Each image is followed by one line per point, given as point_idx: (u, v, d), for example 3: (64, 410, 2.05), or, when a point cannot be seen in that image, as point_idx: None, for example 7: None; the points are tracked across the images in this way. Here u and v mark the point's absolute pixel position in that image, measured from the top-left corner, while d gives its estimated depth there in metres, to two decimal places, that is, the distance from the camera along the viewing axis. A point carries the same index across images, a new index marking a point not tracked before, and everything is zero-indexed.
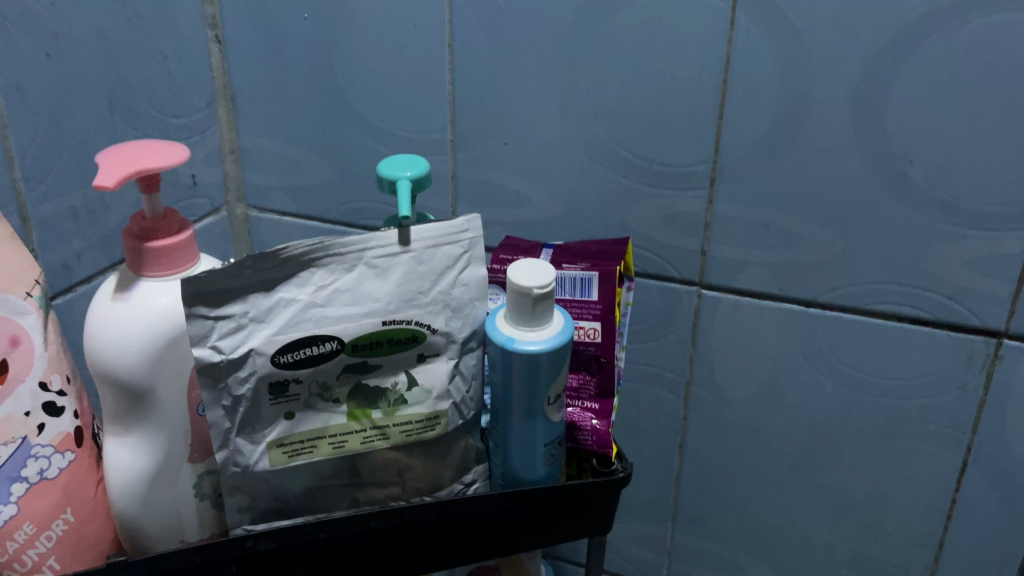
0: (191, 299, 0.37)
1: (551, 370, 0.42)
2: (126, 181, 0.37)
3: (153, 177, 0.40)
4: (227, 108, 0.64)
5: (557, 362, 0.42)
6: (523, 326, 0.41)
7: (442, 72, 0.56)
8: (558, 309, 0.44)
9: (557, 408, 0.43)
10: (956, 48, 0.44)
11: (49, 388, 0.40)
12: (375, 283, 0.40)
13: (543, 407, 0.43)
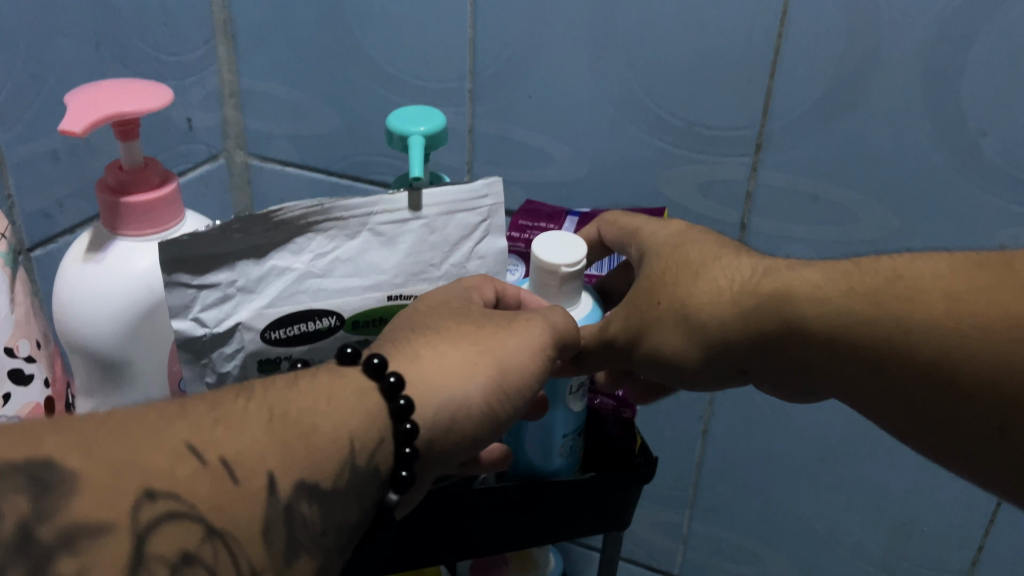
0: (171, 266, 0.32)
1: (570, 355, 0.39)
2: (96, 127, 0.32)
3: (132, 123, 0.35)
4: (227, 46, 0.59)
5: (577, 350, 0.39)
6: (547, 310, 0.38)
7: (462, 14, 0.50)
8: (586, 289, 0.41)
9: (579, 396, 0.40)
10: None
11: (15, 354, 0.36)
12: (384, 252, 0.36)
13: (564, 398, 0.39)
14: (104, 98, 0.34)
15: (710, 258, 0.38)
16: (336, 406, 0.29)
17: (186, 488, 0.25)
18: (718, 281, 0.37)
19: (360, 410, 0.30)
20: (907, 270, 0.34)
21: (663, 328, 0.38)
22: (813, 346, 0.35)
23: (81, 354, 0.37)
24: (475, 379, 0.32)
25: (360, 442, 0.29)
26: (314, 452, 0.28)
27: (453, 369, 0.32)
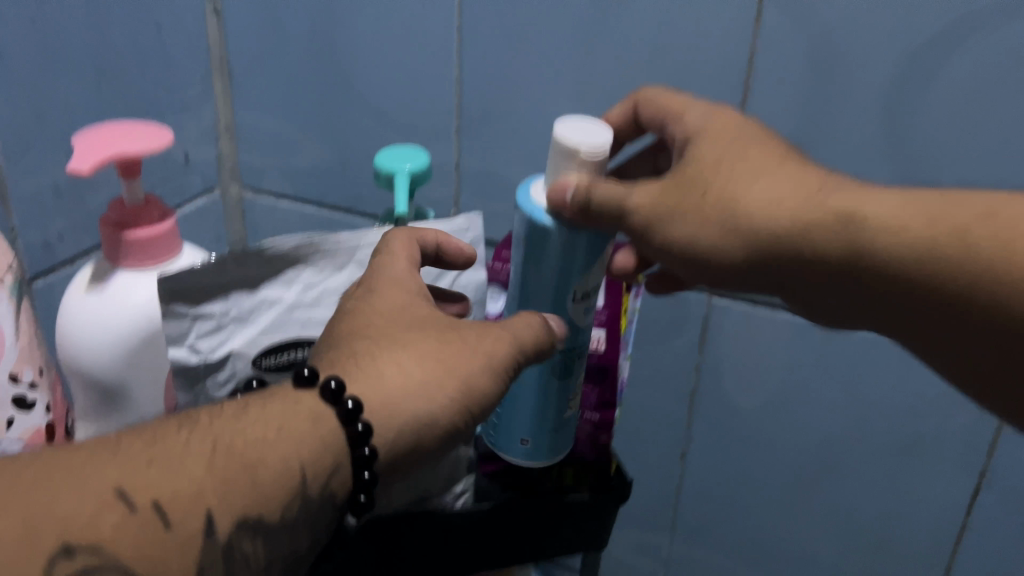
0: (168, 296, 0.34)
1: (581, 257, 0.38)
2: (104, 166, 0.34)
3: (134, 163, 0.37)
4: (223, 83, 0.61)
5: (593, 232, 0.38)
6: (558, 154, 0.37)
7: (449, 54, 0.53)
8: None
9: (585, 310, 0.40)
10: (999, 52, 0.42)
11: (20, 381, 0.37)
12: (369, 272, 0.38)
13: (569, 300, 0.39)
14: (107, 139, 0.35)
15: (761, 157, 0.36)
16: (285, 436, 0.30)
17: (108, 540, 0.26)
18: (772, 182, 0.35)
19: (309, 439, 0.31)
20: (983, 199, 0.33)
21: (710, 229, 0.36)
22: (859, 268, 0.34)
23: (84, 379, 0.38)
24: (433, 401, 0.33)
25: (309, 472, 0.31)
26: (256, 488, 0.29)
27: (412, 388, 0.33)
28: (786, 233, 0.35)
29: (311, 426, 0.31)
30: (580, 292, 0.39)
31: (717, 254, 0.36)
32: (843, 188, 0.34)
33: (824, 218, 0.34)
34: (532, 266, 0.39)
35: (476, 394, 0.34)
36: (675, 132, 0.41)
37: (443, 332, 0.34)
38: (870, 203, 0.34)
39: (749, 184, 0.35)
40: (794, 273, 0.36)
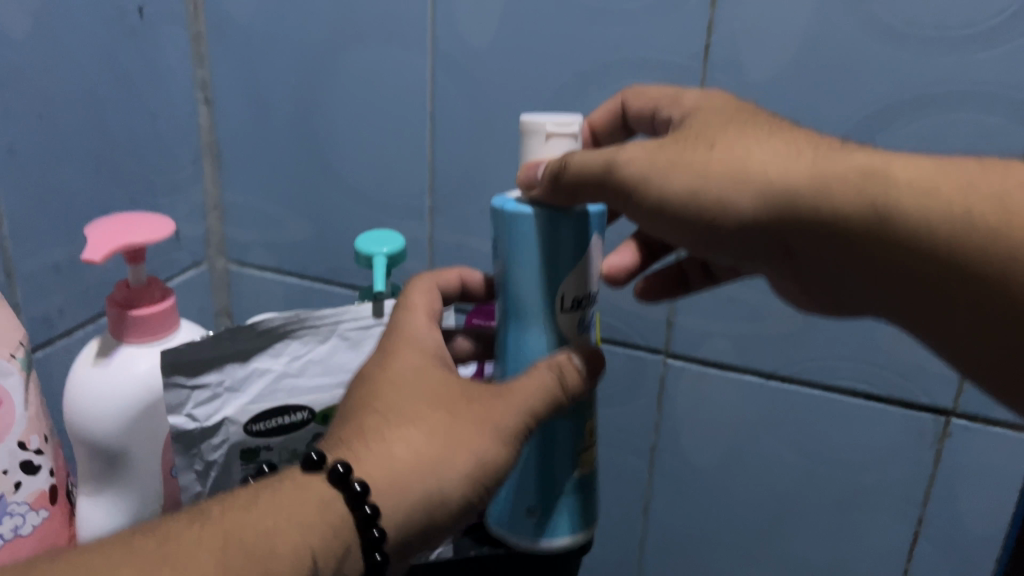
0: (169, 370, 0.38)
1: (568, 257, 0.41)
2: (115, 255, 0.38)
3: (140, 250, 0.41)
4: (213, 165, 0.66)
5: (578, 238, 0.41)
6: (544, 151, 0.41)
7: (423, 141, 0.58)
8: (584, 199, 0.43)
9: (574, 312, 0.42)
10: (907, 143, 0.48)
11: (26, 447, 0.41)
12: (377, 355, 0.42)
13: (560, 307, 0.42)
14: (117, 229, 0.40)
15: (755, 137, 0.37)
16: (294, 525, 0.32)
17: None
18: (768, 151, 0.36)
19: (319, 527, 0.33)
20: (958, 168, 0.34)
21: (721, 199, 0.36)
22: (873, 238, 0.34)
23: (88, 444, 0.42)
24: (446, 473, 0.35)
25: (321, 556, 0.33)
26: (270, 575, 0.31)
27: (423, 464, 0.35)
28: (782, 197, 0.35)
29: (323, 512, 0.34)
30: (571, 296, 0.42)
31: (718, 199, 0.36)
32: (831, 164, 0.35)
33: (826, 187, 0.34)
34: (521, 288, 0.42)
35: (487, 460, 0.36)
36: (673, 113, 0.43)
37: (453, 405, 0.37)
38: (854, 155, 0.35)
39: (758, 150, 0.36)
40: (795, 238, 0.36)
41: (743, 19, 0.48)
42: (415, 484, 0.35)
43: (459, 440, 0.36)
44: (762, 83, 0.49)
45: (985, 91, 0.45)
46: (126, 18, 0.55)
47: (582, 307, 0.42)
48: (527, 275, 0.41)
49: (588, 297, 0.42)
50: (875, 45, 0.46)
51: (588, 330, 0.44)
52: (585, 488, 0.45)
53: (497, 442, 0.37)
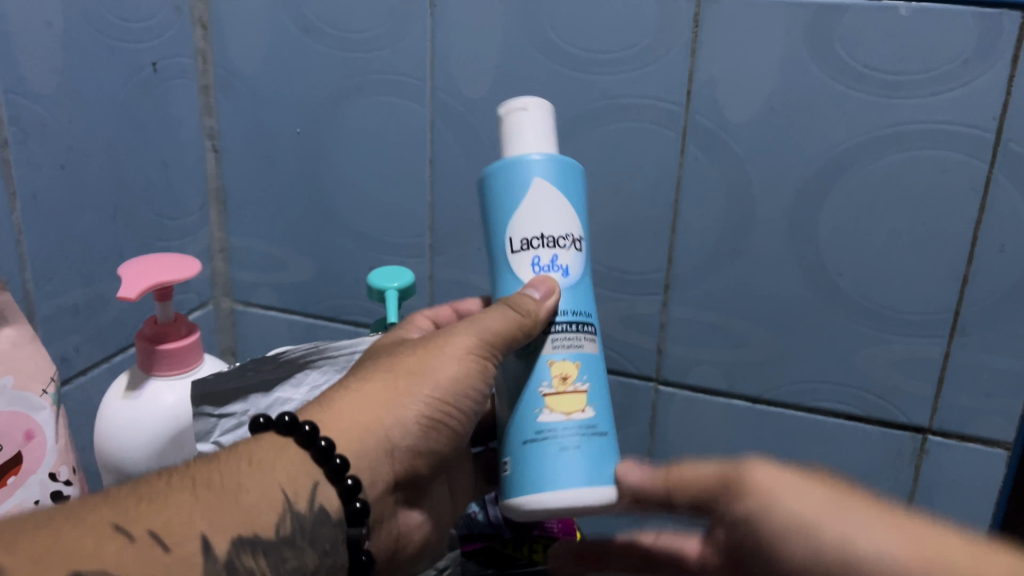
0: (199, 398, 0.42)
1: (511, 199, 0.43)
2: (147, 292, 0.43)
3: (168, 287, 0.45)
4: (219, 211, 0.68)
5: (518, 180, 0.43)
6: (522, 122, 0.44)
7: (423, 184, 0.61)
8: (562, 163, 0.44)
9: (524, 257, 0.43)
10: (875, 178, 0.51)
11: (57, 478, 0.43)
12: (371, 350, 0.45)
13: (509, 249, 0.43)
14: (147, 270, 0.44)
15: (781, 466, 0.36)
16: (257, 467, 0.37)
17: (115, 562, 0.31)
18: (796, 484, 0.35)
19: (284, 465, 0.38)
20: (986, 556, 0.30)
21: (749, 497, 0.35)
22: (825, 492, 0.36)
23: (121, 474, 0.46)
24: (390, 405, 0.40)
25: (291, 491, 0.37)
26: (241, 506, 0.35)
27: (367, 401, 0.40)
28: (866, 525, 0.32)
29: (279, 454, 0.38)
30: (517, 237, 0.43)
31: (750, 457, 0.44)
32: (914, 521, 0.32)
33: (898, 529, 0.32)
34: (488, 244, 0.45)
35: (432, 387, 0.41)
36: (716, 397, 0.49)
37: (395, 355, 0.43)
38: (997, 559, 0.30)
39: (796, 498, 0.34)
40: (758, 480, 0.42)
41: (721, 67, 0.52)
42: (362, 419, 0.40)
43: (398, 374, 0.41)
44: (740, 125, 0.53)
45: (945, 129, 0.49)
46: (140, 73, 0.58)
47: (534, 246, 0.43)
48: (488, 229, 0.44)
49: (538, 237, 0.43)
50: (842, 90, 0.50)
51: (553, 270, 0.43)
52: (559, 438, 0.40)
53: (438, 369, 0.41)
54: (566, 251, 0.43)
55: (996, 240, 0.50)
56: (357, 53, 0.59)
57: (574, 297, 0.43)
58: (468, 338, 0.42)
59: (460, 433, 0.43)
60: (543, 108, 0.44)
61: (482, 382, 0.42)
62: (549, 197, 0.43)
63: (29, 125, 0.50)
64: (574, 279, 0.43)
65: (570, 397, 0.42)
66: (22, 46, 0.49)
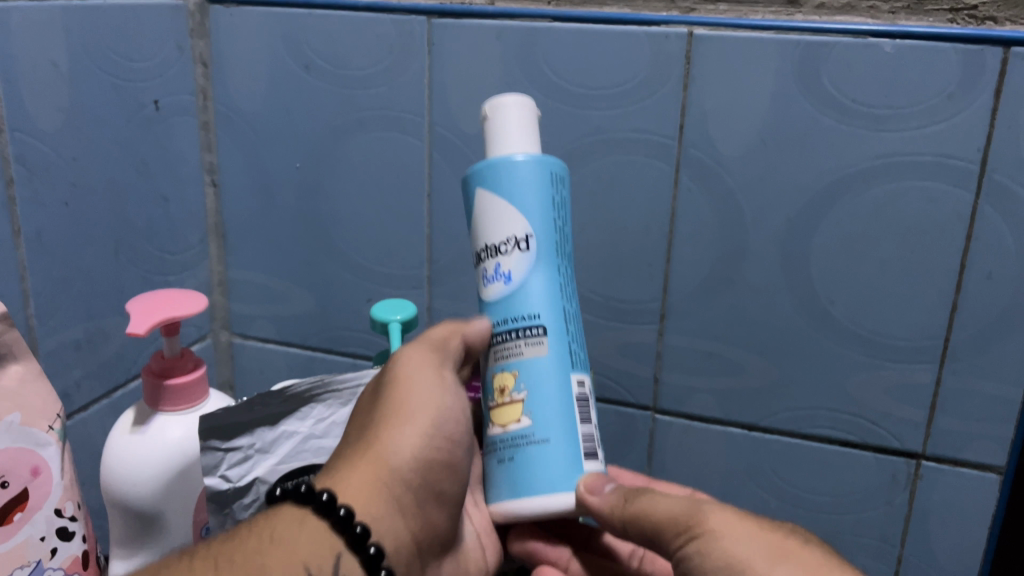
0: (209, 433, 0.43)
1: (470, 214, 0.45)
2: (154, 327, 0.45)
3: (174, 324, 0.48)
4: (218, 244, 0.69)
5: (470, 198, 0.45)
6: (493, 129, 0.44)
7: (421, 217, 0.62)
8: (514, 168, 0.43)
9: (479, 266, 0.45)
10: (864, 209, 0.53)
11: (62, 514, 0.44)
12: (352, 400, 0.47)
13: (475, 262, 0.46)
14: (155, 307, 0.47)
15: (736, 512, 0.39)
16: (278, 545, 0.38)
17: None
18: (743, 529, 0.38)
19: (304, 539, 0.39)
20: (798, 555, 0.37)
21: (699, 539, 0.38)
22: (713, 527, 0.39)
23: (128, 506, 0.48)
24: (384, 454, 0.42)
25: (315, 564, 0.38)
26: None
27: (364, 459, 0.42)
28: (774, 557, 0.37)
29: (300, 526, 0.39)
30: (474, 250, 0.45)
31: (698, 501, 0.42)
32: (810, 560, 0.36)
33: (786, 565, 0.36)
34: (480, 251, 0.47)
35: (413, 421, 0.43)
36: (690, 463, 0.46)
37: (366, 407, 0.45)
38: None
39: (741, 543, 0.37)
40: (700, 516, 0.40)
41: (713, 102, 0.53)
42: (365, 473, 0.41)
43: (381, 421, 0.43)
44: (733, 157, 0.54)
45: (931, 161, 0.51)
46: (143, 110, 0.59)
47: (483, 257, 0.45)
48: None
49: (485, 249, 0.44)
50: (830, 124, 0.52)
51: (496, 280, 0.44)
52: (499, 450, 0.43)
53: (414, 402, 0.43)
54: (508, 258, 0.43)
55: (983, 268, 0.52)
56: (356, 90, 0.61)
57: (515, 304, 0.43)
58: (418, 363, 0.45)
59: (458, 459, 0.45)
60: (509, 108, 0.44)
61: (453, 396, 0.45)
62: (489, 207, 0.44)
63: (35, 163, 0.51)
64: (518, 281, 0.43)
65: (509, 406, 0.43)
66: (28, 86, 0.50)
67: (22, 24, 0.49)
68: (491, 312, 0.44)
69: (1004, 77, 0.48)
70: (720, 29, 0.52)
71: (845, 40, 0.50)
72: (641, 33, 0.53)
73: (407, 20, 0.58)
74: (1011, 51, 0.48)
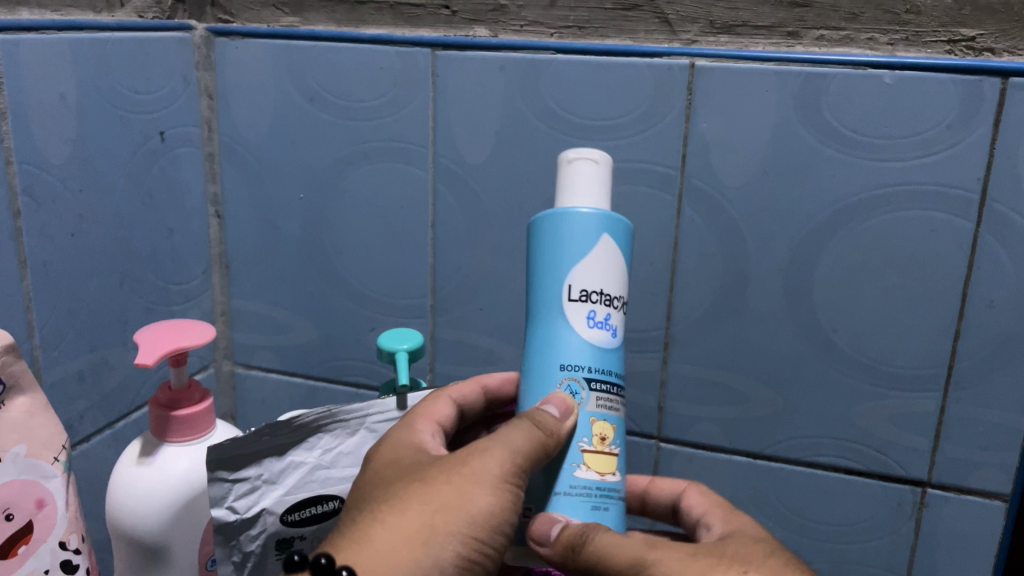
0: (216, 464, 0.44)
1: (572, 247, 0.43)
2: (163, 358, 0.46)
3: (181, 355, 0.48)
4: (221, 274, 0.69)
5: (592, 237, 0.43)
6: (592, 174, 0.44)
7: (424, 246, 0.62)
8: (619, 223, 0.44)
9: (582, 309, 0.43)
10: (866, 237, 0.53)
11: (67, 546, 0.43)
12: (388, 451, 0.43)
13: (564, 297, 0.43)
14: (163, 338, 0.47)
15: (679, 552, 0.39)
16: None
17: None
18: (695, 574, 0.38)
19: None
20: None
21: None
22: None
23: (135, 538, 0.48)
24: (426, 549, 0.37)
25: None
26: None
27: (404, 547, 0.37)
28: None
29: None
30: (575, 287, 0.43)
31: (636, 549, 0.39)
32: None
33: None
34: (540, 291, 0.44)
35: (469, 523, 0.38)
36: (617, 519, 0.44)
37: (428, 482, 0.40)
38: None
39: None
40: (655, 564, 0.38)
41: (715, 133, 0.54)
42: (400, 564, 0.37)
43: (432, 511, 0.38)
44: (735, 187, 0.55)
45: (932, 191, 0.51)
46: (149, 142, 0.59)
47: (591, 300, 0.43)
48: (539, 274, 0.44)
49: (597, 293, 0.43)
50: (831, 153, 0.52)
51: (603, 327, 0.43)
52: (595, 497, 0.41)
53: (473, 504, 0.38)
54: (616, 313, 0.44)
55: (985, 296, 0.52)
56: (361, 121, 0.61)
57: (615, 359, 0.43)
58: (498, 465, 0.39)
59: (498, 570, 0.40)
60: (599, 161, 0.44)
61: (518, 511, 0.39)
62: (609, 256, 0.43)
63: (42, 195, 0.51)
64: (619, 340, 0.44)
65: (607, 458, 0.42)
66: (37, 118, 0.50)
67: (31, 58, 0.49)
68: (591, 357, 0.42)
69: (1002, 108, 0.49)
70: (721, 60, 0.53)
71: (845, 71, 0.51)
72: (644, 66, 0.54)
73: (411, 53, 0.58)
74: (1009, 82, 0.49)
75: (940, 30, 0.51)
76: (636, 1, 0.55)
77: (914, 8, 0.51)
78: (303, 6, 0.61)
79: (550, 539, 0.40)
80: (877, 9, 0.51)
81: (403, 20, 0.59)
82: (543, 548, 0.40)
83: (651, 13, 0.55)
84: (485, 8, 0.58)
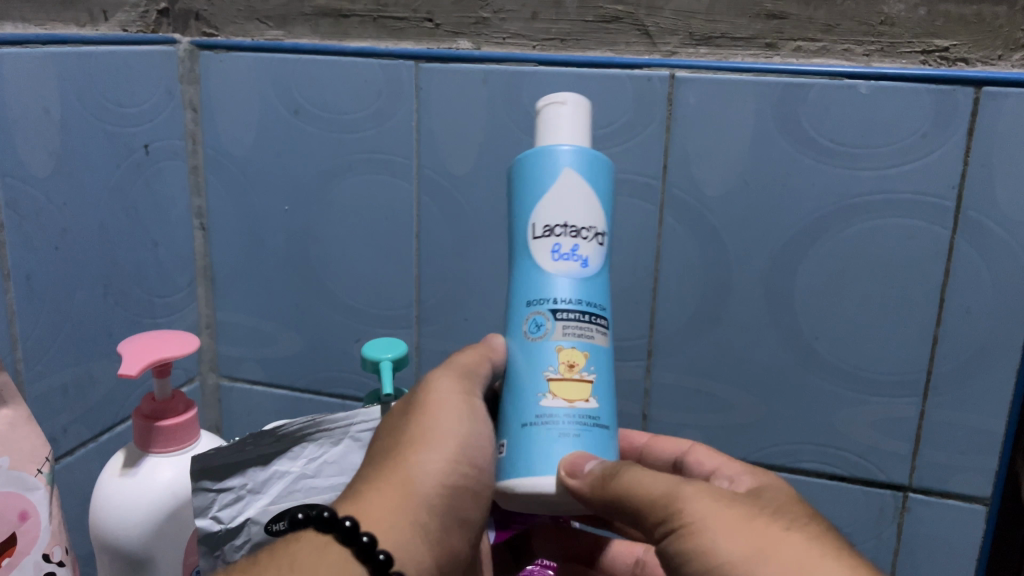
0: (199, 473, 0.44)
1: (536, 188, 0.43)
2: (146, 367, 0.46)
3: (165, 364, 0.49)
4: (206, 287, 0.69)
5: (548, 172, 0.43)
6: (557, 117, 0.43)
7: (409, 257, 0.63)
8: (580, 155, 0.43)
9: (545, 246, 0.42)
10: (844, 245, 0.54)
11: (50, 558, 0.43)
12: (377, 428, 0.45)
13: (530, 236, 0.43)
14: (145, 348, 0.47)
15: (717, 499, 0.37)
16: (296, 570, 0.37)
17: None
18: (733, 522, 0.36)
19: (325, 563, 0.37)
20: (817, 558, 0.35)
21: (680, 534, 0.37)
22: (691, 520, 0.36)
23: (117, 548, 0.48)
24: (410, 478, 0.40)
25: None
26: None
27: (385, 478, 0.40)
28: (755, 558, 0.35)
29: (321, 554, 0.37)
30: (539, 224, 0.43)
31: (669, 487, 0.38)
32: (800, 551, 0.35)
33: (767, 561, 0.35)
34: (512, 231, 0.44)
35: (439, 443, 0.41)
36: None
37: (391, 430, 0.43)
38: (827, 567, 0.34)
39: (723, 538, 0.36)
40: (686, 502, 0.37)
41: (695, 144, 0.55)
42: (392, 501, 0.39)
43: (401, 444, 0.41)
44: (715, 197, 0.55)
45: (909, 199, 0.52)
46: (133, 154, 0.60)
47: (556, 233, 0.42)
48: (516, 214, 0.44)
49: (561, 226, 0.42)
50: (809, 163, 0.53)
51: (571, 260, 0.42)
52: (557, 424, 0.40)
53: (441, 428, 0.41)
54: (586, 243, 0.43)
55: (963, 302, 0.53)
56: (345, 133, 0.61)
57: (587, 289, 0.42)
58: (448, 387, 0.43)
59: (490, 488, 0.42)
60: (566, 105, 0.43)
61: (481, 425, 0.42)
62: (575, 189, 0.43)
63: (26, 209, 0.51)
64: (598, 267, 0.43)
65: (574, 383, 0.41)
66: (21, 132, 0.50)
67: (15, 72, 0.50)
68: (558, 287, 0.42)
69: (976, 118, 0.50)
70: (700, 71, 0.54)
71: (822, 82, 0.52)
72: (624, 76, 0.55)
73: (395, 65, 0.59)
74: (982, 92, 0.50)
75: (915, 41, 0.52)
76: (617, 14, 0.56)
77: (888, 20, 0.52)
78: (287, 19, 0.62)
79: (582, 472, 0.38)
80: (853, 20, 0.52)
81: (387, 33, 0.60)
82: (574, 479, 0.38)
83: (632, 26, 0.56)
84: (467, 21, 0.58)
